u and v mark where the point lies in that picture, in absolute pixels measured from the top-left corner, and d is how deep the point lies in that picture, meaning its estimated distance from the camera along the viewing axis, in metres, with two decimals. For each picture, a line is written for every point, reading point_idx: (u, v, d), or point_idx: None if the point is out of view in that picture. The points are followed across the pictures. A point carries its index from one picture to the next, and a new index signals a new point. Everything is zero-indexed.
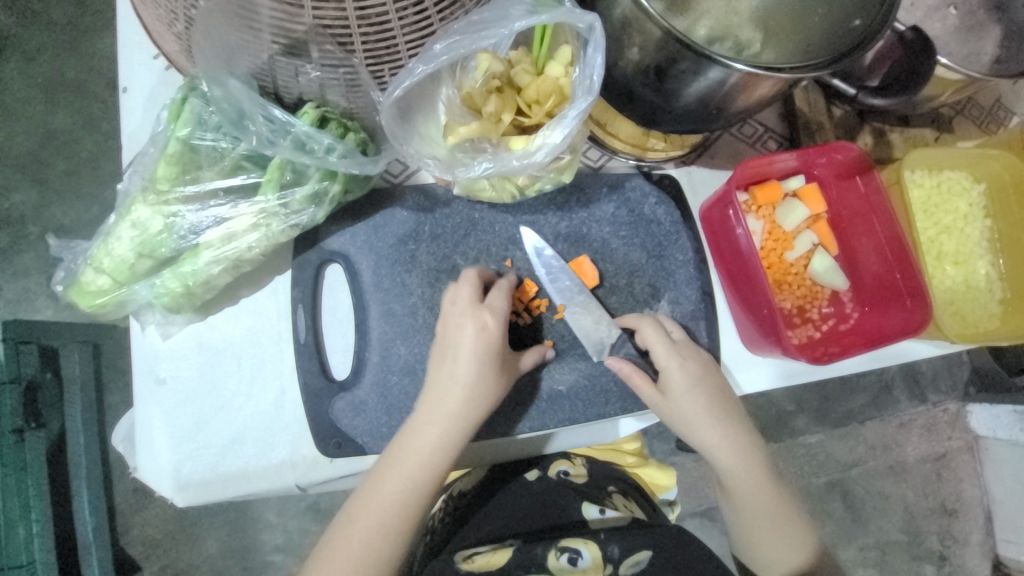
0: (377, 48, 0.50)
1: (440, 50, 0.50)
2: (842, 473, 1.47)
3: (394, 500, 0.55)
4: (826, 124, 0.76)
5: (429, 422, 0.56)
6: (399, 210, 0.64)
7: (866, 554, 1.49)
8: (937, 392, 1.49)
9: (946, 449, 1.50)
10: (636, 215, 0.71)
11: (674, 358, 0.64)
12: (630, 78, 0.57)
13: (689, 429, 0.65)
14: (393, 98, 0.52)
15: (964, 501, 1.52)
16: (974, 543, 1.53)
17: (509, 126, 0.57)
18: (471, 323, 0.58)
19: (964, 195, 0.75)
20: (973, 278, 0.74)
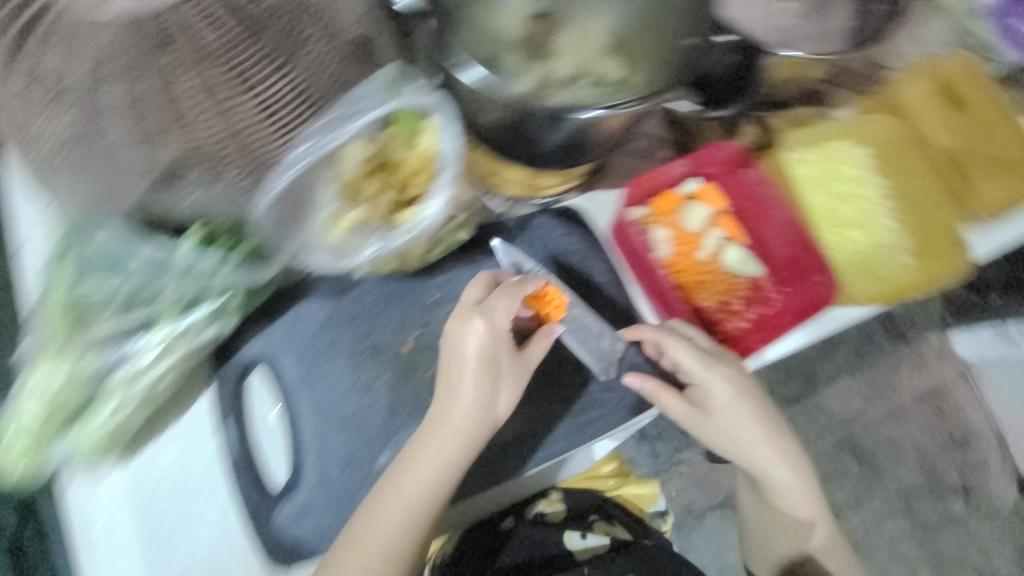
0: (249, 157, 0.54)
1: (302, 151, 0.52)
2: (845, 429, 1.49)
3: (403, 515, 0.57)
4: (708, 123, 0.80)
5: (434, 439, 0.58)
6: (311, 303, 0.65)
7: (889, 502, 1.49)
8: (915, 328, 1.50)
9: (941, 381, 1.49)
10: (548, 250, 0.73)
11: (717, 371, 0.68)
12: (500, 135, 0.65)
13: (712, 436, 0.72)
14: (268, 203, 0.53)
15: (974, 430, 1.49)
16: (996, 469, 1.49)
17: (393, 202, 0.59)
18: (472, 334, 0.58)
19: (852, 161, 0.78)
20: (879, 237, 0.76)
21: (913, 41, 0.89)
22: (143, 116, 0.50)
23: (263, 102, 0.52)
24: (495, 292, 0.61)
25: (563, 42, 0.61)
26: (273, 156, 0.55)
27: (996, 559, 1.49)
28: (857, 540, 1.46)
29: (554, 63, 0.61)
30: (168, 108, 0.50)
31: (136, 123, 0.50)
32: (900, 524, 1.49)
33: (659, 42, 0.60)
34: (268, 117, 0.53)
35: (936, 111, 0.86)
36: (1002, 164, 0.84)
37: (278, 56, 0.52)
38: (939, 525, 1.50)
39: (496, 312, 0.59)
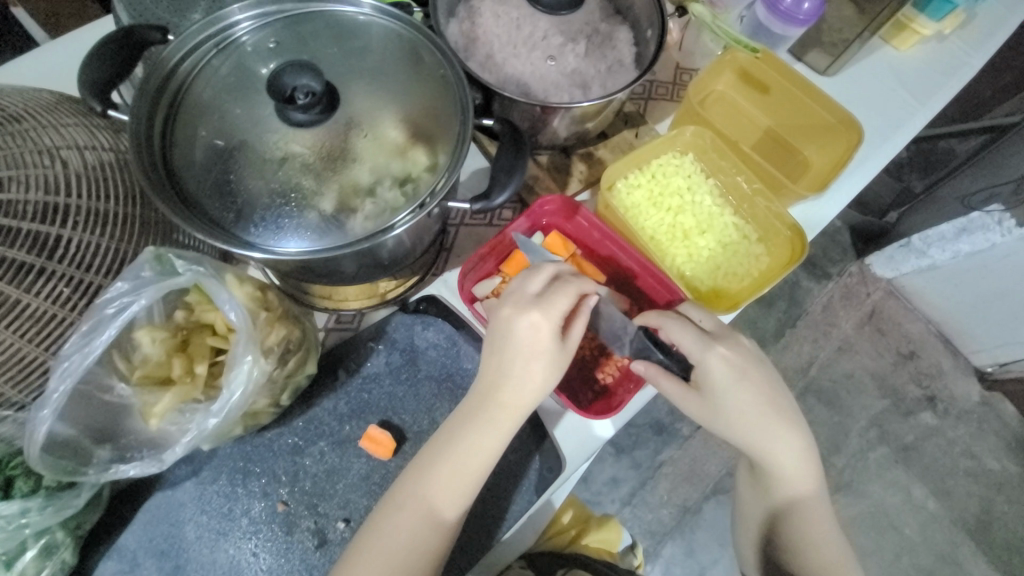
0: (16, 372, 0.51)
1: (53, 386, 0.48)
2: (805, 377, 1.52)
3: (415, 519, 0.58)
4: (539, 173, 0.81)
5: (497, 418, 0.59)
6: (159, 498, 0.60)
7: (867, 436, 1.50)
8: (834, 263, 1.58)
9: (872, 306, 1.57)
10: (409, 351, 0.70)
11: (716, 354, 0.66)
12: (297, 273, 0.61)
13: (723, 415, 0.69)
14: (40, 434, 0.48)
15: (916, 340, 1.57)
16: (949, 369, 1.56)
17: (209, 373, 0.55)
18: (521, 316, 0.59)
19: (679, 171, 0.81)
20: (725, 236, 0.79)
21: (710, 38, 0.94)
22: None
23: (24, 317, 0.50)
24: (554, 285, 0.60)
25: (359, 145, 0.58)
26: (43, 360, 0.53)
27: (983, 457, 1.49)
28: (845, 484, 1.46)
29: (350, 168, 0.58)
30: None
31: None
32: (883, 451, 1.48)
33: (447, 127, 0.61)
34: (30, 330, 0.51)
35: (743, 97, 0.91)
36: (819, 128, 0.88)
37: (36, 268, 0.50)
38: (919, 442, 1.50)
39: (554, 304, 0.59)
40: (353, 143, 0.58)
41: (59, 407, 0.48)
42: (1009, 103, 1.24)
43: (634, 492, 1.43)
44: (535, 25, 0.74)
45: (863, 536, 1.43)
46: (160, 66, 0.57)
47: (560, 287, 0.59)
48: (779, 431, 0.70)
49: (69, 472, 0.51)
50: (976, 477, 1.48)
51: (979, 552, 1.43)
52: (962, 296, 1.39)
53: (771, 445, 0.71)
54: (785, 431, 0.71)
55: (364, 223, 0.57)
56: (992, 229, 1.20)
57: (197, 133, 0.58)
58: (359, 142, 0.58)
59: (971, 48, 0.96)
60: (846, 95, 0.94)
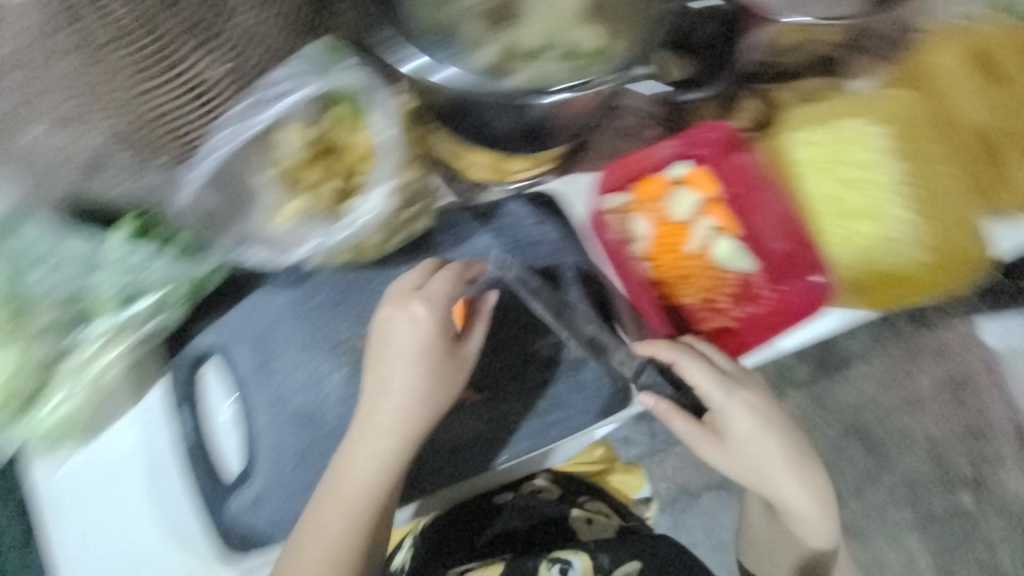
0: (167, 136, 0.48)
1: (220, 141, 0.49)
2: (853, 415, 1.42)
3: (354, 505, 0.56)
4: (705, 97, 0.70)
5: (372, 435, 0.56)
6: (266, 290, 0.63)
7: (895, 492, 1.41)
8: (939, 313, 1.43)
9: (963, 372, 1.41)
10: (517, 240, 0.67)
11: (732, 396, 0.63)
12: (450, 116, 0.58)
13: (743, 456, 0.67)
14: (186, 195, 0.50)
15: (990, 421, 1.40)
16: (1010, 460, 1.40)
17: (338, 190, 0.54)
18: (402, 320, 0.57)
19: (867, 142, 0.70)
20: (894, 229, 0.68)
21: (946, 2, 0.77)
22: (61, 106, 0.45)
23: (192, 83, 0.47)
24: (432, 288, 0.59)
25: (533, 9, 0.56)
26: (196, 124, 0.49)
27: (1005, 560, 1.39)
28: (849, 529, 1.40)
29: (519, 29, 0.55)
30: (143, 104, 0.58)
31: (58, 113, 0.45)
32: (904, 513, 1.41)
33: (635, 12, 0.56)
34: (186, 104, 0.47)
35: (977, 81, 0.74)
36: None
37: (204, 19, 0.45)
38: (945, 518, 1.40)
39: (438, 304, 0.58)
40: (524, 6, 0.56)
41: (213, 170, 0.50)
42: None
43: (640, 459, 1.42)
44: None
45: None
46: None
47: (470, 298, 0.60)
48: (790, 478, 0.68)
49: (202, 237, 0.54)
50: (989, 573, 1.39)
51: None
52: None
53: (787, 493, 0.68)
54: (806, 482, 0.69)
55: (519, 82, 0.54)
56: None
57: None
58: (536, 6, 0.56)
59: None
60: None
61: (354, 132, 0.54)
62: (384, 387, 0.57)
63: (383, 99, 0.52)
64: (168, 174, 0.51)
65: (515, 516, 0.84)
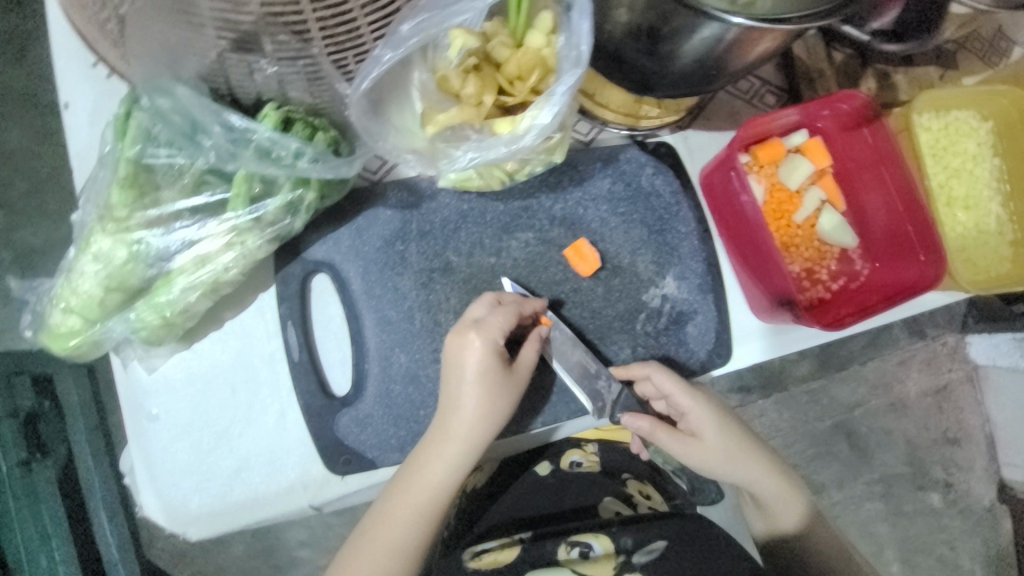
0: (337, 35, 0.44)
1: (408, 32, 0.46)
2: (846, 414, 1.38)
3: (417, 508, 0.54)
4: (826, 71, 0.72)
5: (438, 450, 0.54)
6: (383, 210, 0.60)
7: (872, 488, 1.40)
8: (934, 326, 1.40)
9: (946, 381, 1.39)
10: (634, 188, 0.67)
11: (689, 399, 0.62)
12: (620, 44, 0.52)
13: (705, 457, 0.64)
14: (361, 89, 0.47)
15: (966, 429, 1.40)
16: (978, 468, 1.41)
17: (492, 108, 0.52)
18: (475, 349, 0.54)
19: (973, 135, 0.72)
20: (984, 222, 0.71)
21: None
22: None
23: None
24: (494, 314, 0.55)
25: None
26: (365, 39, 0.46)
27: (963, 558, 1.42)
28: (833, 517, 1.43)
29: None
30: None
31: None
32: (876, 507, 1.41)
33: None
34: None
35: None
36: None
37: None
38: (913, 514, 1.40)
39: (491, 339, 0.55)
40: None
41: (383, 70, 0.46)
42: None
43: None
44: None
45: None
46: None
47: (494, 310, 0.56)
48: (773, 469, 0.67)
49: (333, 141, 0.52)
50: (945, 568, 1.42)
51: None
52: None
53: (768, 484, 0.66)
54: (752, 469, 0.65)
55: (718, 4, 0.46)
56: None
57: None
58: None
59: None
60: None
61: (516, 48, 0.52)
62: (458, 403, 0.54)
63: (582, 18, 0.48)
64: (337, 82, 0.48)
65: (541, 488, 0.74)
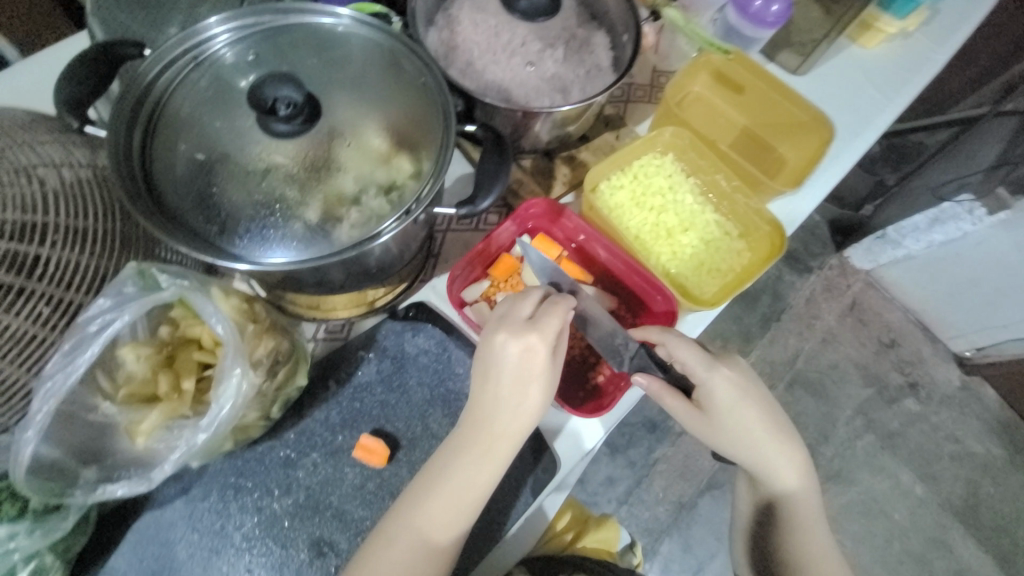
0: (4, 392, 0.50)
1: (42, 400, 0.47)
2: (791, 368, 1.55)
3: (431, 531, 0.59)
4: (523, 177, 0.82)
5: (494, 440, 0.60)
6: (151, 513, 0.59)
7: (853, 424, 1.52)
8: (814, 257, 1.63)
9: (853, 297, 1.61)
10: (400, 357, 0.70)
11: (723, 379, 0.68)
12: (297, 272, 0.59)
13: (722, 436, 0.70)
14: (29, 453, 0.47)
15: (896, 329, 1.60)
16: (928, 356, 1.59)
17: (197, 389, 0.55)
18: (512, 339, 0.60)
19: (660, 171, 0.83)
20: (708, 233, 0.80)
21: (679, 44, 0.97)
22: None
23: (7, 338, 0.48)
24: (545, 307, 0.62)
25: (344, 158, 0.60)
26: (26, 377, 0.51)
27: (967, 440, 1.52)
28: (835, 471, 1.47)
29: (333, 182, 0.60)
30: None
31: None
32: (870, 440, 1.51)
33: (428, 138, 0.63)
34: (14, 350, 0.49)
35: (728, 97, 0.94)
36: (786, 125, 0.91)
37: (14, 288, 0.48)
38: (902, 429, 1.52)
39: (549, 326, 0.60)
40: (337, 155, 0.60)
41: (43, 427, 0.48)
42: (979, 93, 1.25)
43: (629, 490, 1.46)
44: (513, 31, 0.75)
45: (853, 523, 1.44)
46: (140, 79, 0.59)
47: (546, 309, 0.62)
48: (778, 448, 0.71)
49: (55, 494, 0.50)
50: (960, 461, 1.51)
51: (968, 535, 1.45)
52: (938, 284, 1.45)
53: (771, 458, 0.71)
54: (803, 472, 0.73)
55: (349, 232, 0.59)
56: (962, 220, 1.24)
57: (177, 150, 0.59)
58: (346, 156, 0.60)
59: (935, 45, 0.99)
60: (817, 91, 0.95)
61: (198, 327, 0.55)
62: (507, 401, 0.60)
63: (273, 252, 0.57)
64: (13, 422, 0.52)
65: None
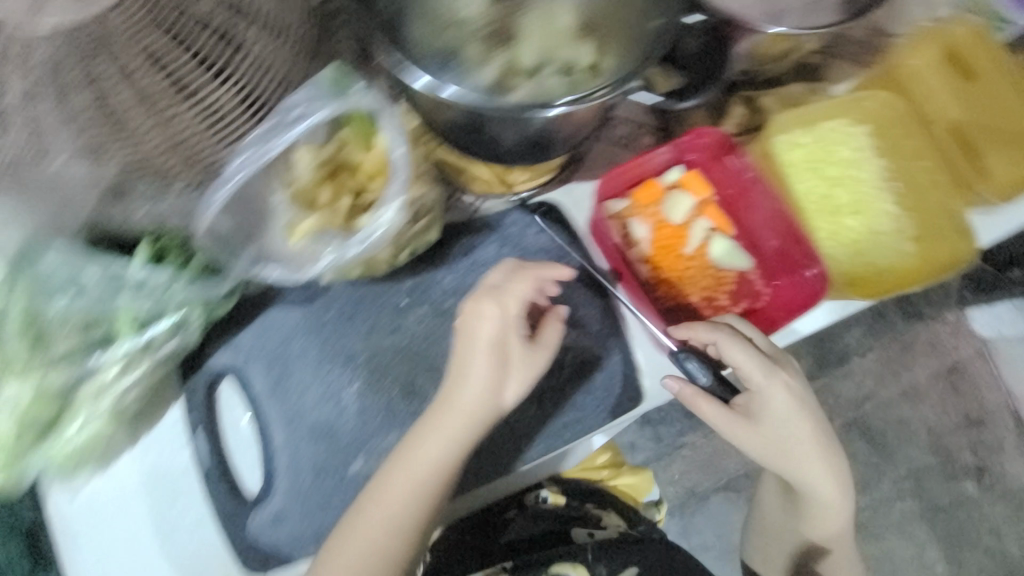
0: (206, 161, 0.54)
1: (236, 168, 0.50)
2: (859, 409, 1.33)
3: (423, 481, 0.57)
4: (693, 105, 0.75)
5: (446, 416, 0.57)
6: (278, 309, 0.64)
7: (900, 485, 1.35)
8: (932, 306, 1.34)
9: (955, 360, 1.35)
10: (521, 248, 0.70)
11: (774, 381, 0.65)
12: (456, 132, 0.57)
13: (769, 446, 0.67)
14: (209, 218, 0.51)
15: (988, 408, 1.37)
16: (1009, 447, 1.38)
17: (351, 208, 0.57)
18: (492, 308, 0.58)
19: (848, 141, 0.73)
20: (877, 223, 0.72)
21: (922, 1, 0.80)
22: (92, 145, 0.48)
23: (209, 111, 0.51)
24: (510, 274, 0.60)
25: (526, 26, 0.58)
26: (221, 153, 0.54)
27: (1006, 538, 1.38)
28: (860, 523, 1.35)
29: (515, 50, 0.58)
30: (106, 121, 0.47)
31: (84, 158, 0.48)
32: (910, 505, 1.36)
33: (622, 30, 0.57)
34: (216, 125, 0.52)
35: (946, 82, 0.78)
36: (1005, 135, 0.77)
37: (253, 93, 0.53)
38: (948, 506, 1.37)
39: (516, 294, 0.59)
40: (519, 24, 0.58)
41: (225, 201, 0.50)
42: None
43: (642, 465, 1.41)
44: None
45: None
46: None
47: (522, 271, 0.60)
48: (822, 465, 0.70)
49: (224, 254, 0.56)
50: (993, 557, 1.38)
51: None
52: None
53: (813, 479, 0.70)
54: (840, 481, 0.72)
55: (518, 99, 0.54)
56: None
57: None
58: (529, 24, 0.58)
59: None
60: None
61: (366, 152, 0.56)
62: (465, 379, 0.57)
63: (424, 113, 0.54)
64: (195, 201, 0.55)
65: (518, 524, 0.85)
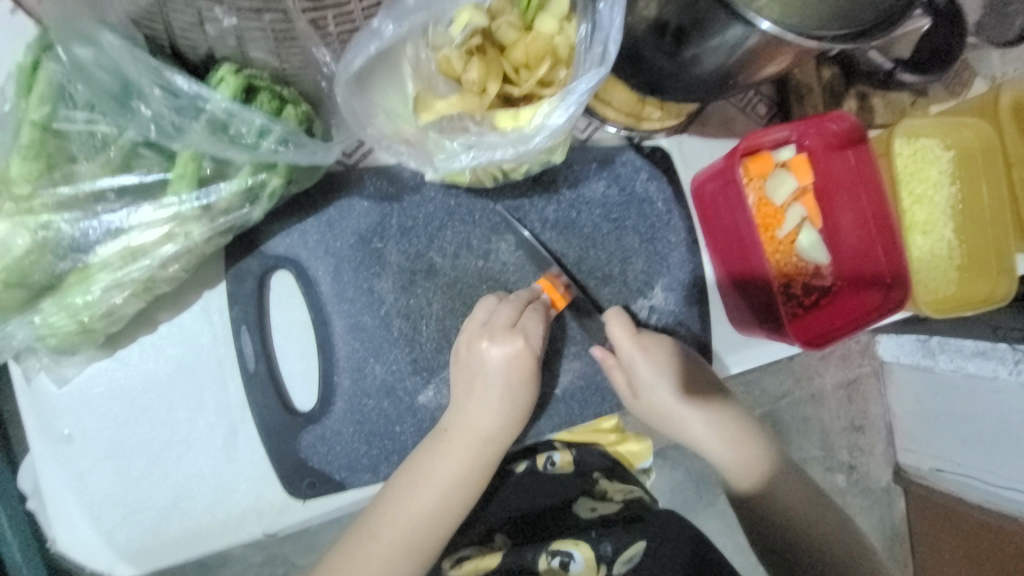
0: None
1: None
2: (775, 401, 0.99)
3: (439, 499, 0.49)
4: (815, 87, 0.70)
5: (467, 436, 0.50)
6: (358, 201, 0.52)
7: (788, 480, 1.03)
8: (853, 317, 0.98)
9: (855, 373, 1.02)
10: (629, 193, 0.62)
11: (653, 362, 0.58)
12: (639, 37, 0.49)
13: (661, 417, 0.62)
14: (352, 66, 0.40)
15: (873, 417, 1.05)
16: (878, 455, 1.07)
17: (494, 98, 0.46)
18: (498, 348, 0.49)
19: (935, 163, 0.75)
20: (937, 246, 0.76)
21: None
22: None
23: None
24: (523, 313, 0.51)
25: None
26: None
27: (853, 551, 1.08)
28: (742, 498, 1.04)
29: None
30: None
31: None
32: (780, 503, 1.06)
33: None
34: None
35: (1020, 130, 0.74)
36: None
37: None
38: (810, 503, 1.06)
39: (532, 328, 0.50)
40: None
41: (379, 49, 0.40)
42: None
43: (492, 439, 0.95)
44: None
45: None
46: None
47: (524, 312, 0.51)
48: (713, 425, 0.62)
49: (356, 114, 0.43)
50: None
51: None
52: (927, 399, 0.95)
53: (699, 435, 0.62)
54: (732, 426, 0.63)
55: None
56: (1001, 362, 0.81)
57: None
58: None
59: None
60: None
61: (524, 32, 0.45)
62: (478, 399, 0.50)
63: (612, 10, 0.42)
64: (311, 43, 0.39)
65: (516, 489, 0.65)
